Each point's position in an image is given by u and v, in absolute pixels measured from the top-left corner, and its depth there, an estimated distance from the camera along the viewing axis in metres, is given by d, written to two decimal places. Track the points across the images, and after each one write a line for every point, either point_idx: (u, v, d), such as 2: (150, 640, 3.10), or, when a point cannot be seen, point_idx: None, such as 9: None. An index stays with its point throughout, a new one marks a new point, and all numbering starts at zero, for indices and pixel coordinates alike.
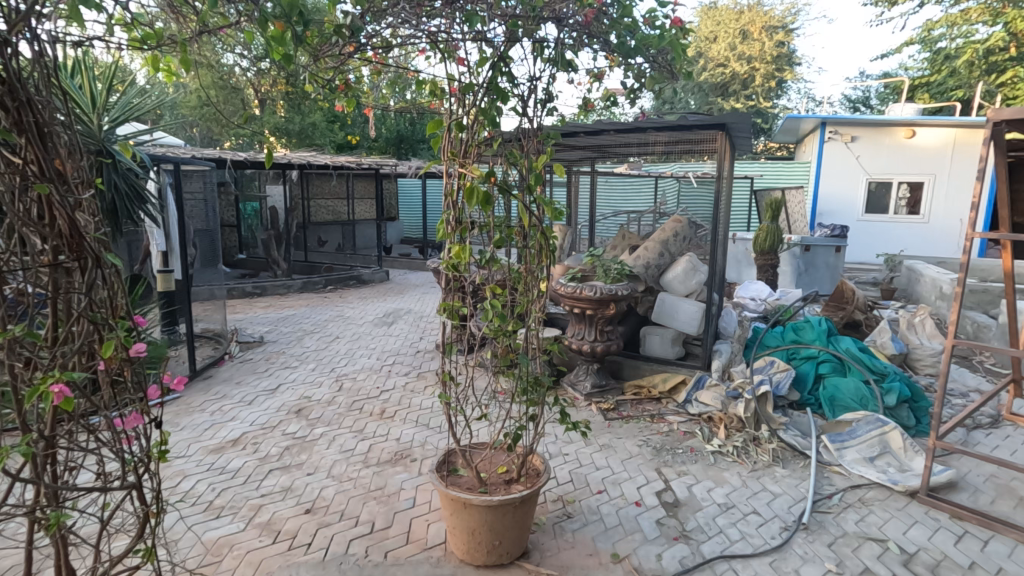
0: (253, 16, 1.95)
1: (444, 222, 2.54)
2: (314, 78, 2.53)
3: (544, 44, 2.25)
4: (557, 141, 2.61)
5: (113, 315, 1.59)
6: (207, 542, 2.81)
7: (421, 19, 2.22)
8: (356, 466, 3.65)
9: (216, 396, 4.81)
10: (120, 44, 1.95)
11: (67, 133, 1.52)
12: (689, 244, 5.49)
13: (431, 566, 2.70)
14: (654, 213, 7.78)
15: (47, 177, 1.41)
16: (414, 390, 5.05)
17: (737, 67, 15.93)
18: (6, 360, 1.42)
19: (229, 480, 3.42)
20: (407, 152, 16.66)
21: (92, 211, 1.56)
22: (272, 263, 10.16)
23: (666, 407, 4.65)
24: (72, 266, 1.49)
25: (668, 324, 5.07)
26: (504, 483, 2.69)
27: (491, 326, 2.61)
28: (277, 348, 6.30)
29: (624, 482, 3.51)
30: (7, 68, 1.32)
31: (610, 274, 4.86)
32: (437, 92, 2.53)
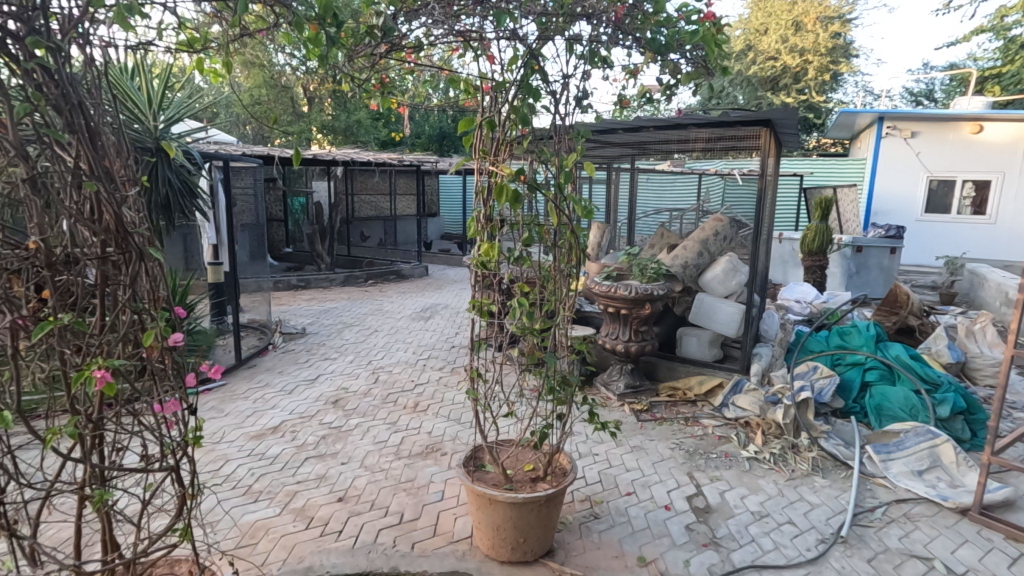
0: (287, 18, 2.02)
1: (475, 220, 2.56)
2: (351, 78, 2.59)
3: (576, 41, 2.23)
4: (588, 139, 2.57)
5: (155, 306, 1.67)
6: (244, 525, 2.93)
7: (453, 18, 2.24)
8: (388, 458, 3.73)
9: (258, 384, 5.01)
10: (171, 49, 2.05)
11: (115, 133, 1.61)
12: (730, 243, 5.34)
13: (456, 559, 2.73)
14: (696, 211, 7.59)
15: (96, 175, 1.49)
16: (448, 384, 5.12)
17: (789, 60, 15.34)
18: (58, 346, 1.53)
19: (268, 465, 3.56)
20: (449, 148, 16.81)
21: (137, 207, 1.64)
22: (317, 257, 10.47)
23: (701, 410, 4.55)
24: (118, 260, 1.57)
25: (705, 326, 4.94)
26: (530, 482, 2.70)
27: (519, 325, 2.61)
28: (317, 339, 6.49)
29: (654, 485, 3.45)
30: (60, 73, 1.42)
31: (647, 273, 4.77)
32: (470, 90, 2.55)
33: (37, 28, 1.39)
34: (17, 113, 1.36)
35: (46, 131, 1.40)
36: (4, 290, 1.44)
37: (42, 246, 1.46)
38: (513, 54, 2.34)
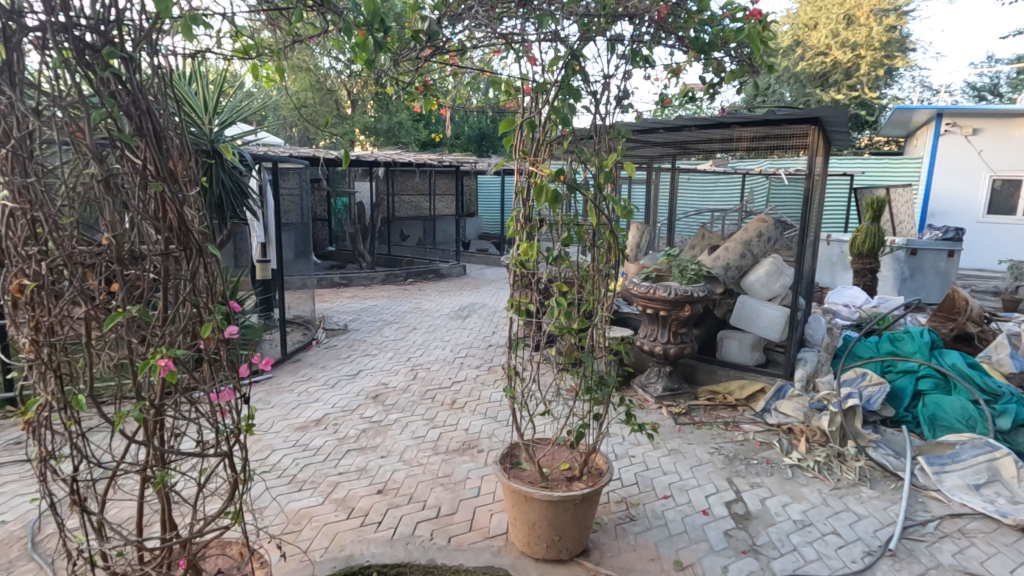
0: (337, 25, 2.09)
1: (515, 219, 2.58)
2: (395, 81, 2.64)
3: (618, 41, 2.23)
4: (629, 139, 2.55)
5: (212, 300, 1.76)
6: (289, 512, 3.05)
7: (495, 21, 2.27)
8: (426, 453, 3.81)
9: (302, 377, 5.19)
10: (227, 55, 2.14)
11: (179, 136, 1.71)
12: (774, 245, 5.21)
13: (492, 554, 2.76)
14: (739, 211, 7.43)
15: (162, 176, 1.59)
16: (484, 382, 5.18)
17: (840, 55, 14.75)
18: (125, 335, 1.63)
19: (311, 456, 3.69)
20: (488, 149, 16.92)
21: (198, 206, 1.74)
22: (358, 256, 10.83)
23: (742, 415, 4.45)
24: (180, 255, 1.66)
25: (748, 329, 4.84)
26: (566, 481, 2.72)
27: (557, 324, 2.63)
28: (359, 336, 6.66)
29: (692, 489, 3.40)
30: (133, 82, 1.52)
31: (687, 274, 4.70)
32: (511, 91, 2.58)
33: (112, 39, 1.50)
34: (94, 119, 1.46)
35: (118, 135, 1.51)
36: (80, 284, 1.55)
37: (113, 243, 1.56)
38: (554, 55, 2.36)
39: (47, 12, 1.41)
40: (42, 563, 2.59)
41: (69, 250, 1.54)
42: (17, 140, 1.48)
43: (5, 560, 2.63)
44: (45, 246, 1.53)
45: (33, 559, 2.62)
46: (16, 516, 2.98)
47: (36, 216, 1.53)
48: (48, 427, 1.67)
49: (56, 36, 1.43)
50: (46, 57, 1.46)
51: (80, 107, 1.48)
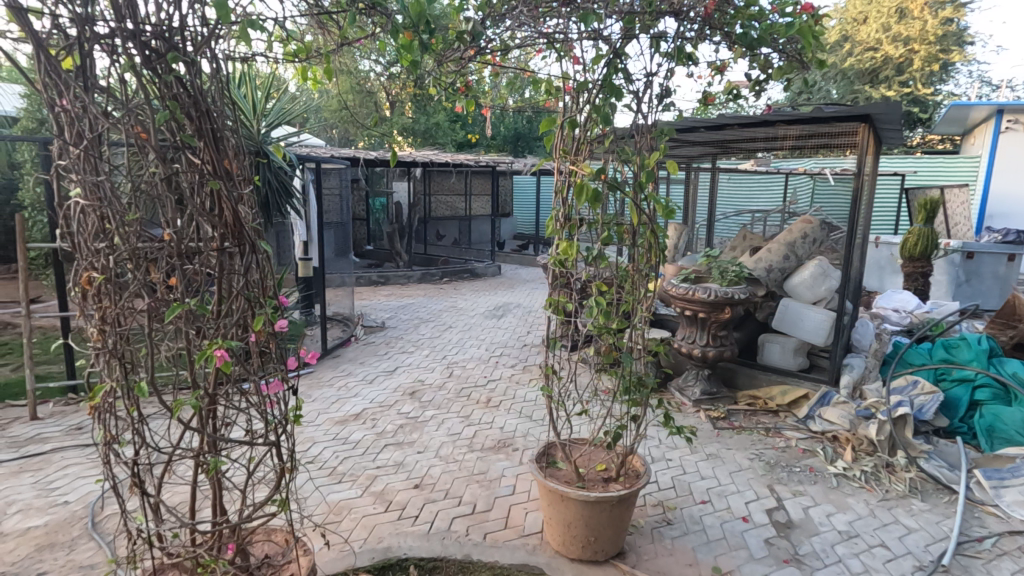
0: (384, 28, 2.14)
1: (554, 219, 2.59)
2: (438, 82, 2.68)
3: (662, 39, 2.21)
4: (671, 138, 2.51)
5: (263, 294, 1.83)
6: (330, 503, 3.13)
7: (539, 21, 2.28)
8: (461, 449, 3.85)
9: (342, 373, 5.32)
10: (278, 59, 2.20)
11: (235, 137, 1.78)
12: (819, 246, 5.06)
13: (527, 553, 2.77)
14: (782, 212, 7.22)
15: (219, 175, 1.67)
16: (519, 381, 5.19)
17: (891, 50, 14.13)
18: (183, 327, 1.70)
19: (350, 449, 3.78)
20: (524, 150, 16.94)
21: (251, 203, 1.80)
22: (395, 254, 11.02)
23: (784, 421, 4.33)
24: (234, 251, 1.73)
25: (791, 333, 4.70)
26: (603, 481, 2.71)
27: (596, 324, 2.62)
28: (395, 333, 6.79)
29: (731, 495, 3.33)
30: (193, 85, 1.60)
31: (727, 276, 4.61)
32: (552, 91, 2.60)
33: (175, 45, 1.58)
34: (159, 121, 1.54)
35: (180, 136, 1.58)
36: (144, 277, 1.63)
37: (173, 238, 1.64)
38: (596, 54, 2.34)
39: (117, 19, 1.49)
40: (100, 543, 2.74)
41: (134, 245, 1.63)
42: (88, 140, 1.57)
43: (68, 538, 2.80)
44: (112, 241, 1.62)
45: (93, 538, 2.78)
46: (78, 497, 3.17)
47: (104, 213, 1.62)
48: (112, 413, 1.77)
49: (125, 42, 1.51)
50: (115, 62, 1.54)
51: (145, 109, 1.56)
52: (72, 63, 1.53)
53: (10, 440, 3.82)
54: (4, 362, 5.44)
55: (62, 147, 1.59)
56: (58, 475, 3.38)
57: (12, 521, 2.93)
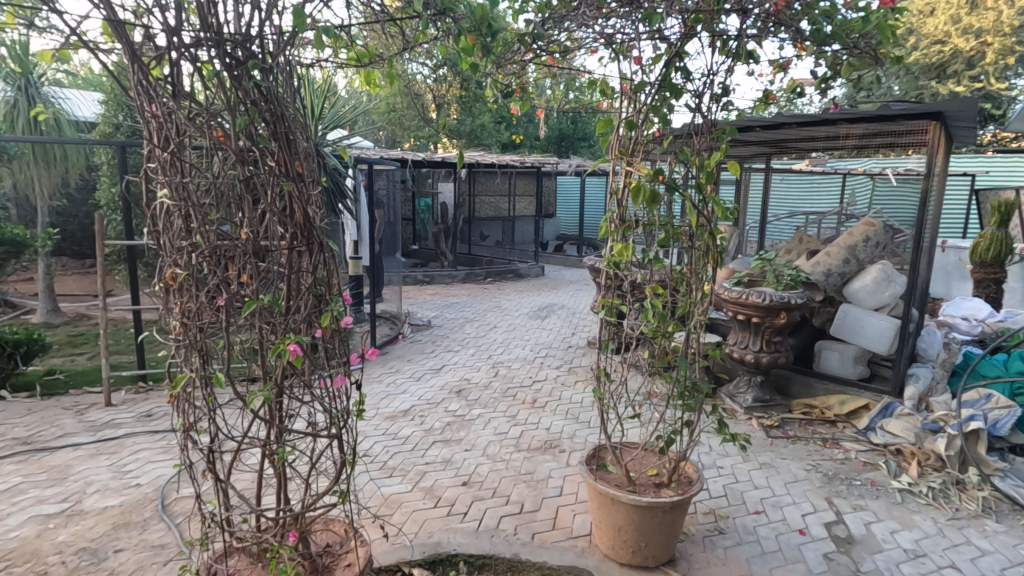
0: (446, 33, 2.17)
1: (608, 220, 2.57)
2: (496, 84, 2.71)
3: (724, 37, 2.17)
4: (733, 138, 2.45)
5: (329, 292, 1.89)
6: (382, 496, 3.21)
7: (599, 21, 2.28)
8: (508, 449, 3.87)
9: (391, 369, 5.45)
10: (343, 64, 2.28)
11: (306, 141, 1.85)
12: (882, 250, 4.86)
13: (575, 555, 2.76)
14: (840, 214, 6.95)
15: (291, 177, 1.74)
16: (565, 383, 5.18)
17: (960, 43, 13.07)
18: (258, 322, 1.78)
19: (400, 445, 3.86)
20: (568, 150, 16.86)
21: (319, 204, 1.87)
22: (440, 254, 11.21)
23: (842, 432, 4.15)
24: (303, 250, 1.80)
25: (850, 340, 4.51)
26: (654, 487, 2.67)
27: (650, 326, 2.60)
28: (441, 331, 6.90)
29: (787, 506, 3.22)
30: (270, 91, 1.67)
31: (782, 280, 4.47)
32: (607, 91, 2.59)
33: (255, 53, 1.65)
34: (239, 125, 1.62)
35: (257, 140, 1.66)
36: (222, 274, 1.72)
37: (249, 237, 1.72)
38: (655, 53, 2.32)
39: (202, 29, 1.57)
40: (170, 525, 2.90)
41: (213, 243, 1.71)
42: (175, 144, 1.66)
43: (141, 518, 2.97)
44: (194, 239, 1.71)
45: (163, 520, 2.94)
46: (149, 479, 3.36)
47: (188, 213, 1.72)
48: (190, 403, 1.88)
49: (209, 50, 1.60)
50: (199, 69, 1.63)
51: (227, 114, 1.64)
52: (162, 72, 1.63)
53: (88, 424, 4.09)
54: (81, 351, 5.83)
55: (151, 151, 1.69)
56: (131, 458, 3.60)
57: (91, 500, 3.14)
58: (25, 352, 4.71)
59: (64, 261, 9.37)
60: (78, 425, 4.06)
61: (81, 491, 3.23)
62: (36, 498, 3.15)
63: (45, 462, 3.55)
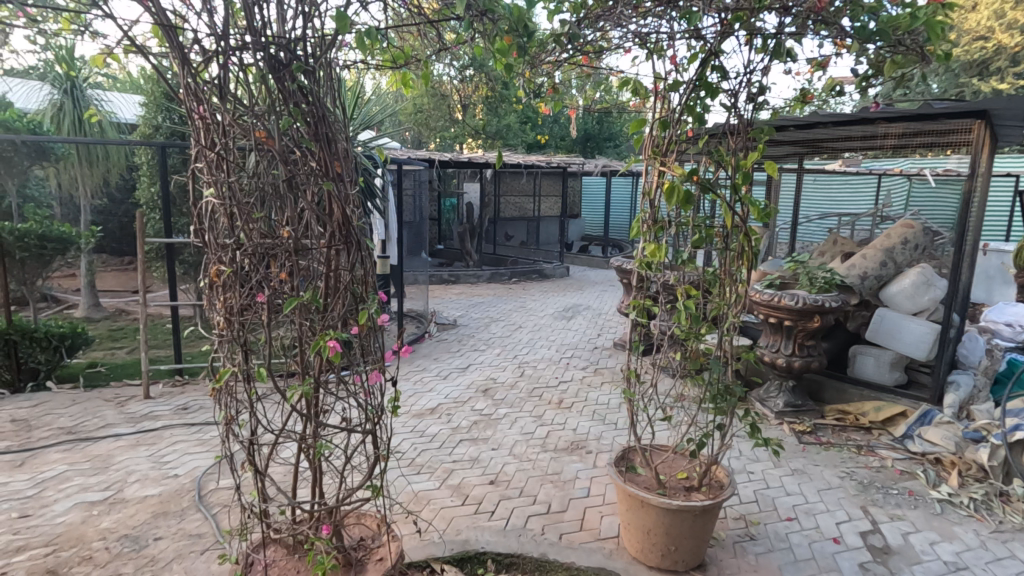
0: (480, 37, 2.19)
1: (641, 220, 2.55)
2: (528, 86, 2.71)
3: (761, 35, 2.14)
4: (770, 137, 2.41)
5: (366, 290, 1.92)
6: (410, 493, 3.24)
7: (634, 20, 2.27)
8: (535, 449, 3.87)
9: (418, 368, 5.50)
10: (378, 65, 2.31)
11: (346, 142, 1.89)
12: (921, 252, 4.72)
13: (603, 556, 2.75)
14: (875, 215, 6.77)
15: (331, 177, 1.77)
16: (591, 384, 5.16)
17: (1005, 38, 12.26)
18: (298, 319, 1.82)
19: (428, 442, 3.90)
20: (593, 150, 16.76)
21: (357, 203, 1.90)
22: (465, 254, 11.29)
23: (878, 439, 4.04)
24: (341, 248, 1.83)
25: (887, 345, 4.38)
26: (684, 490, 2.64)
27: (682, 328, 2.57)
28: (467, 331, 6.94)
29: (820, 513, 3.16)
30: (312, 92, 1.71)
31: (816, 283, 4.38)
32: (640, 91, 2.57)
33: (298, 55, 1.69)
34: (283, 126, 1.66)
35: (299, 140, 1.70)
36: (264, 271, 1.76)
37: (290, 235, 1.76)
38: (691, 52, 2.29)
39: (248, 32, 1.62)
40: (206, 515, 2.98)
41: (256, 241, 1.76)
42: (221, 144, 1.71)
43: (179, 507, 3.06)
44: (238, 237, 1.75)
45: (200, 510, 3.03)
46: (186, 471, 3.46)
47: (232, 212, 1.77)
48: (232, 397, 1.93)
49: (254, 53, 1.64)
50: (244, 72, 1.67)
51: (271, 116, 1.69)
52: (211, 75, 1.68)
53: (128, 416, 4.23)
54: (121, 345, 6.05)
55: (199, 152, 1.75)
56: (169, 450, 3.71)
57: (132, 489, 3.25)
58: (69, 345, 4.92)
59: (104, 258, 9.73)
60: (119, 417, 4.20)
61: (122, 480, 3.34)
62: (80, 486, 3.28)
63: (88, 452, 3.68)
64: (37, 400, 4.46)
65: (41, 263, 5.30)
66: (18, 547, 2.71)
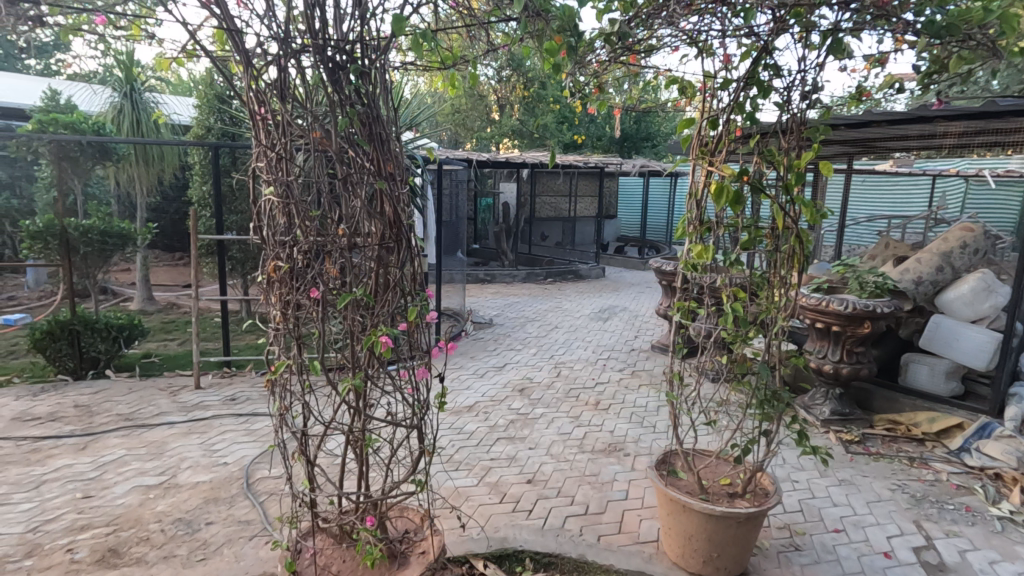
0: (528, 36, 2.19)
1: (686, 220, 2.50)
2: (575, 86, 2.70)
3: (817, 31, 2.08)
4: (825, 137, 2.33)
5: (415, 287, 1.97)
6: (448, 489, 3.28)
7: (685, 18, 2.24)
8: (572, 449, 3.86)
9: (455, 365, 5.57)
10: (427, 66, 2.35)
11: (397, 143, 1.93)
12: (982, 257, 4.49)
13: (643, 560, 2.72)
14: (930, 218, 6.47)
15: (384, 177, 1.82)
16: (628, 386, 5.10)
17: None
18: (351, 315, 1.88)
19: (466, 439, 3.94)
20: (630, 151, 16.57)
21: (407, 203, 1.95)
22: (501, 253, 11.34)
23: (932, 452, 3.87)
24: (392, 247, 1.88)
25: (942, 354, 4.19)
26: (728, 496, 2.60)
27: (728, 331, 2.52)
28: (503, 330, 6.97)
29: (870, 526, 3.04)
30: (367, 93, 1.75)
31: (866, 288, 4.21)
32: (688, 90, 2.54)
33: (355, 58, 1.74)
34: (340, 127, 1.71)
35: (355, 140, 1.75)
36: (320, 268, 1.81)
37: (344, 234, 1.81)
38: (743, 50, 2.24)
39: (309, 36, 1.67)
40: (254, 503, 3.09)
41: (312, 238, 1.81)
42: (281, 145, 1.78)
43: (229, 494, 3.18)
44: (295, 235, 1.82)
45: (248, 498, 3.14)
46: (235, 459, 3.59)
47: (290, 211, 1.83)
48: (286, 389, 2.00)
49: (313, 55, 1.69)
50: (303, 74, 1.72)
51: (328, 118, 1.74)
52: (272, 78, 1.74)
53: (180, 405, 4.41)
54: (173, 337, 6.32)
55: (260, 152, 1.81)
56: (218, 439, 3.85)
57: (185, 475, 3.39)
58: (127, 335, 5.16)
59: (157, 253, 10.20)
60: (172, 406, 4.39)
61: (176, 466, 3.50)
62: (138, 470, 3.44)
63: (144, 438, 3.86)
64: (98, 387, 4.70)
65: (102, 258, 5.58)
66: (82, 526, 2.87)
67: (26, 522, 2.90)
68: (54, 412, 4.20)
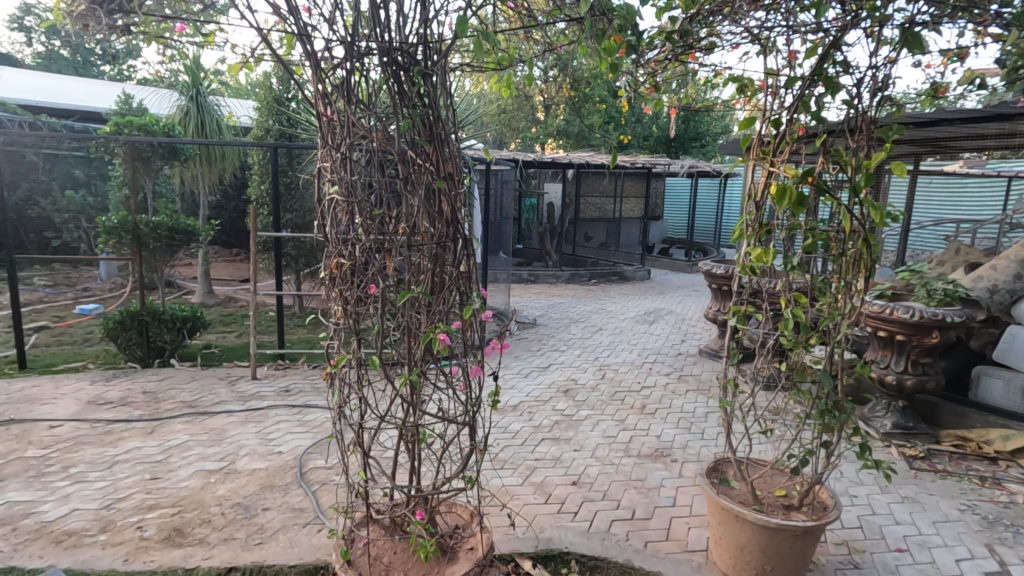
0: (586, 37, 2.18)
1: (744, 223, 2.42)
2: (630, 86, 2.67)
3: (891, 25, 1.98)
4: (897, 136, 2.21)
5: (469, 285, 2.01)
6: (492, 487, 3.31)
7: (748, 14, 2.18)
8: (618, 453, 3.82)
9: (499, 364, 5.60)
10: (485, 67, 2.37)
11: (455, 144, 1.96)
12: None
13: (692, 569, 2.67)
14: (1006, 222, 6.06)
15: (444, 177, 1.86)
16: (675, 391, 5.00)
17: None
18: (409, 312, 1.92)
19: (510, 438, 3.96)
20: (678, 151, 16.24)
21: (463, 203, 1.98)
22: (545, 254, 11.33)
23: (1006, 472, 3.62)
24: (449, 246, 1.92)
25: (1019, 368, 3.92)
26: (783, 508, 2.51)
27: (787, 338, 2.42)
28: (546, 331, 6.96)
29: (936, 548, 2.88)
30: (429, 93, 1.78)
31: (935, 296, 3.98)
32: (748, 88, 2.46)
33: (417, 61, 1.78)
34: (403, 127, 1.75)
35: (418, 140, 1.78)
36: (380, 265, 1.85)
37: (405, 233, 1.85)
38: (809, 46, 2.16)
39: (375, 39, 1.72)
40: (306, 492, 3.19)
41: (373, 237, 1.85)
42: (345, 145, 1.82)
43: (284, 482, 3.30)
44: (357, 232, 1.86)
45: (301, 486, 3.25)
46: (289, 448, 3.73)
47: (353, 210, 1.87)
48: (344, 381, 2.05)
49: (378, 58, 1.73)
50: (368, 76, 1.77)
51: (391, 119, 1.78)
52: (338, 80, 1.80)
53: (238, 394, 4.62)
54: (231, 329, 6.61)
55: (326, 152, 1.87)
56: (273, 428, 4.01)
57: (243, 461, 3.54)
58: (190, 326, 5.43)
59: (217, 249, 10.70)
60: (230, 395, 4.60)
61: (234, 452, 3.65)
62: (200, 455, 3.62)
63: (205, 425, 4.05)
64: (163, 375, 4.97)
65: (169, 252, 5.89)
66: (150, 505, 3.04)
67: (101, 499, 3.10)
68: (124, 397, 4.47)
